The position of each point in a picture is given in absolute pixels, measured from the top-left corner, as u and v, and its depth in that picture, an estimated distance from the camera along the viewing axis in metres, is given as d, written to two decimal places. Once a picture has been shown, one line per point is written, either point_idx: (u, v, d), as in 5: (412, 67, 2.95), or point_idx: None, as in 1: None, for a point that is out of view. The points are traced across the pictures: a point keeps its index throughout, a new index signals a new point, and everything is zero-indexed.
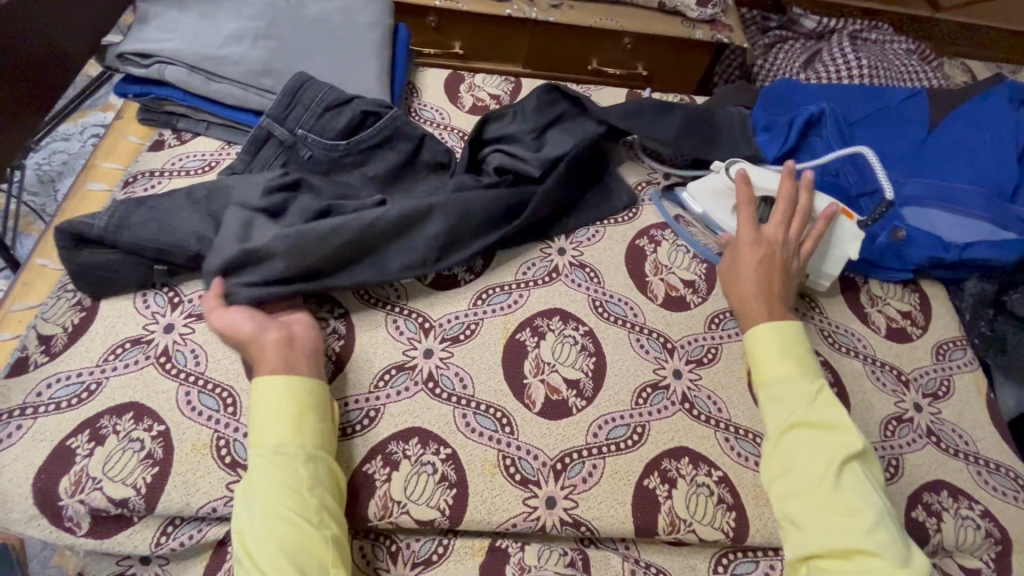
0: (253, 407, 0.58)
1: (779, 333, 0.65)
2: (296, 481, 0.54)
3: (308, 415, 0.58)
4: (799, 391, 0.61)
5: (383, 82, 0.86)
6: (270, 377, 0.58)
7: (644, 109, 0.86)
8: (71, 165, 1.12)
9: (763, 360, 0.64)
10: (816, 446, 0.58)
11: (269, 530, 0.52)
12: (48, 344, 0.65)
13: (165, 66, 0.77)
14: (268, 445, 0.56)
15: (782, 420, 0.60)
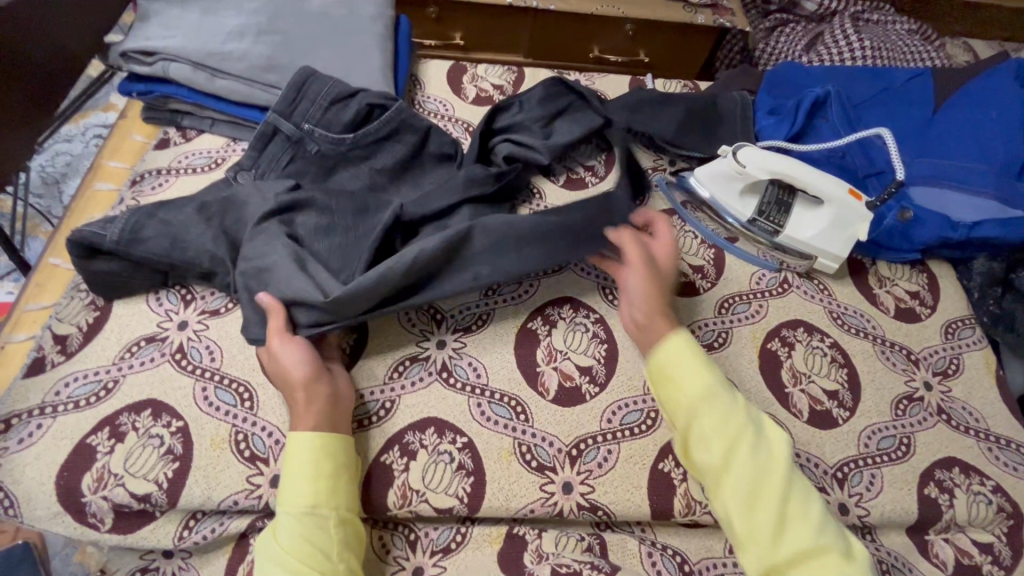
0: (283, 465, 0.57)
1: (687, 343, 0.62)
2: (325, 544, 0.54)
3: (341, 476, 0.58)
4: (728, 404, 0.58)
5: (387, 74, 0.85)
6: (301, 432, 0.58)
7: (649, 96, 0.86)
8: (74, 166, 1.12)
9: (684, 376, 0.60)
10: (758, 456, 0.56)
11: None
12: (64, 344, 0.66)
13: (169, 64, 0.77)
14: (297, 506, 0.55)
15: (722, 442, 0.57)
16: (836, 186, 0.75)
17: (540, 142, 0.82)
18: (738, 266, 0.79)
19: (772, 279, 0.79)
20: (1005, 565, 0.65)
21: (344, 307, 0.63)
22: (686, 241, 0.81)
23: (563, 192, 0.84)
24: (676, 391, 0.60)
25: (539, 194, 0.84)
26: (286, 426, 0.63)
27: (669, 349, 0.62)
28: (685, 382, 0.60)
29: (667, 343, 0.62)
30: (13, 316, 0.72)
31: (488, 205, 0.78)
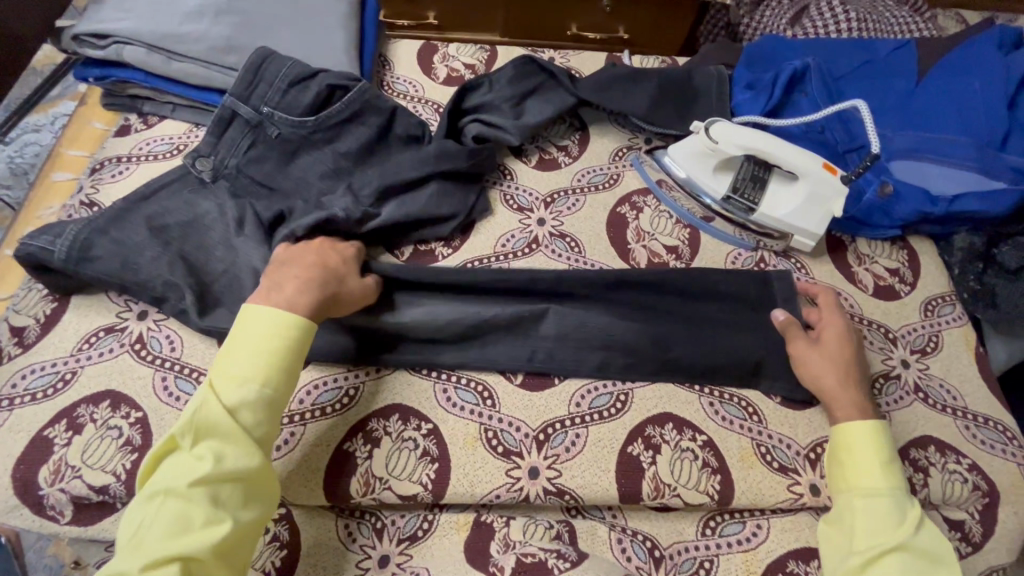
0: (232, 337, 0.56)
1: (876, 437, 0.59)
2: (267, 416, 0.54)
3: (290, 357, 0.57)
4: (898, 510, 0.55)
5: (351, 54, 0.83)
6: (262, 312, 0.57)
7: (622, 73, 0.84)
8: (42, 156, 1.09)
9: (857, 465, 0.58)
10: (880, 533, 0.54)
11: (213, 454, 0.50)
12: (21, 336, 0.65)
13: (124, 47, 0.75)
14: (238, 375, 0.53)
15: (878, 532, 0.54)
16: (809, 160, 0.73)
17: (507, 122, 0.80)
18: (713, 247, 0.78)
19: (748, 258, 0.77)
20: (974, 541, 0.64)
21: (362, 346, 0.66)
22: (661, 221, 0.79)
23: (535, 173, 0.82)
24: (845, 470, 0.59)
25: (510, 176, 0.82)
26: None
27: (849, 431, 0.60)
28: (861, 469, 0.58)
29: (846, 425, 0.61)
30: None
31: (458, 183, 0.77)
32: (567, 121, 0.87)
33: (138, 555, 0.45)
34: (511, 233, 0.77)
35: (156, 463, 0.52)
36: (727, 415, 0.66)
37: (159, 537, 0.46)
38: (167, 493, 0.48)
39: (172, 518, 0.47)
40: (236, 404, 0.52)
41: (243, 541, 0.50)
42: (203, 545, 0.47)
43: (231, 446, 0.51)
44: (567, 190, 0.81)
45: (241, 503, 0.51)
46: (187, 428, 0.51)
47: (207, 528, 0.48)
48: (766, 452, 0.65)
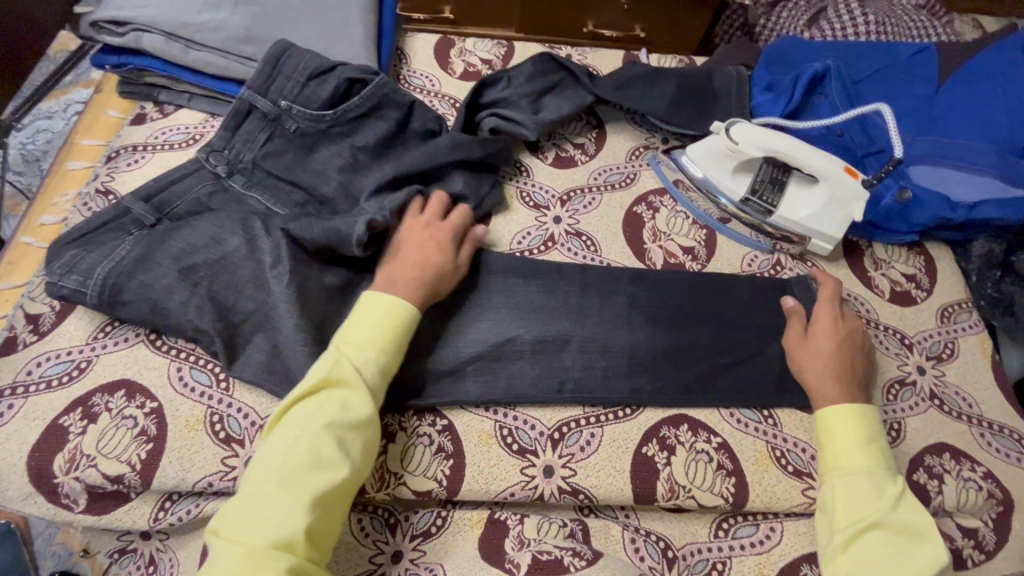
0: (357, 305, 0.60)
1: (855, 419, 0.60)
2: (379, 387, 0.57)
3: (398, 335, 0.59)
4: (876, 488, 0.56)
5: (369, 46, 0.82)
6: (382, 292, 0.61)
7: (641, 71, 0.83)
8: (55, 144, 1.09)
9: (841, 445, 0.60)
10: (861, 510, 0.56)
11: (340, 406, 0.53)
12: (36, 323, 0.64)
13: (141, 35, 0.74)
14: (361, 344, 0.57)
15: (856, 511, 0.56)
16: (827, 162, 0.72)
17: (522, 118, 0.79)
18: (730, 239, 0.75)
19: (765, 261, 0.77)
20: (987, 549, 0.64)
21: None
22: (677, 221, 0.79)
23: (551, 170, 0.82)
24: (832, 451, 0.60)
25: (526, 172, 0.82)
26: (263, 408, 0.62)
27: (827, 417, 0.61)
28: (842, 451, 0.59)
29: (824, 412, 0.62)
30: None
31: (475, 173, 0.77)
32: (583, 119, 0.87)
33: (281, 488, 0.49)
34: (526, 230, 0.77)
35: (287, 410, 0.54)
36: (742, 418, 0.66)
37: (295, 472, 0.50)
38: (306, 433, 0.52)
39: (301, 457, 0.51)
40: (363, 365, 0.56)
41: (352, 489, 0.54)
42: (326, 488, 0.50)
43: (356, 400, 0.54)
44: (583, 189, 0.81)
45: (360, 452, 0.54)
46: (322, 378, 0.54)
47: (327, 472, 0.51)
48: (780, 455, 0.65)
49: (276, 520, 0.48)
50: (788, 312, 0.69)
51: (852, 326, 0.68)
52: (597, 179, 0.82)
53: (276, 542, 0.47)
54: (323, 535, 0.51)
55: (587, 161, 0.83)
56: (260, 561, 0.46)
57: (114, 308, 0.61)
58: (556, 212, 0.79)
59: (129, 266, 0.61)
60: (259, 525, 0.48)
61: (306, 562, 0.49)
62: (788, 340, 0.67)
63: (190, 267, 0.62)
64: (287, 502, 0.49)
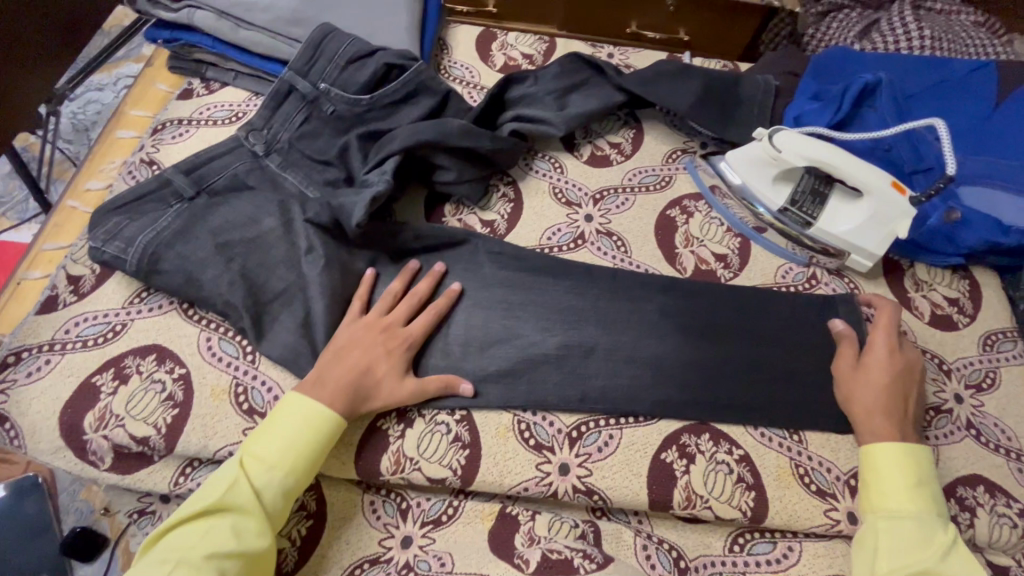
0: (277, 413, 0.57)
1: (903, 459, 0.59)
2: (276, 514, 0.55)
3: (315, 457, 0.57)
4: (925, 534, 0.55)
5: (413, 33, 0.82)
6: (303, 396, 0.57)
7: (683, 73, 0.82)
8: (103, 115, 1.12)
9: (890, 485, 0.58)
10: (909, 555, 0.54)
11: (232, 534, 0.51)
12: (77, 285, 0.66)
13: (195, 11, 0.76)
14: (270, 465, 0.55)
15: (903, 556, 0.54)
16: (877, 176, 0.70)
17: (556, 115, 0.79)
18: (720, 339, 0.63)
19: (799, 274, 0.75)
20: None
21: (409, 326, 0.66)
22: (711, 228, 0.78)
23: (585, 168, 0.81)
24: (879, 491, 0.58)
25: (560, 169, 0.81)
26: (286, 383, 0.63)
27: (876, 453, 0.60)
28: (889, 492, 0.58)
29: (873, 448, 0.60)
30: (30, 255, 0.73)
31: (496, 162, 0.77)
32: (621, 118, 0.86)
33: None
34: (557, 226, 0.76)
35: (173, 528, 0.52)
36: (767, 432, 0.65)
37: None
38: (181, 559, 0.49)
39: None
40: (264, 486, 0.54)
41: None
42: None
43: (250, 525, 0.52)
44: (617, 188, 0.80)
45: None
46: (219, 500, 0.52)
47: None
48: (803, 474, 0.63)
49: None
50: (838, 336, 0.68)
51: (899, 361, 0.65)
52: (631, 180, 0.81)
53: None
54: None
55: (623, 161, 0.82)
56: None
57: (151, 276, 0.63)
58: (587, 210, 0.78)
59: (169, 236, 0.63)
60: None
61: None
62: (838, 377, 0.66)
63: (227, 241, 0.64)
64: None
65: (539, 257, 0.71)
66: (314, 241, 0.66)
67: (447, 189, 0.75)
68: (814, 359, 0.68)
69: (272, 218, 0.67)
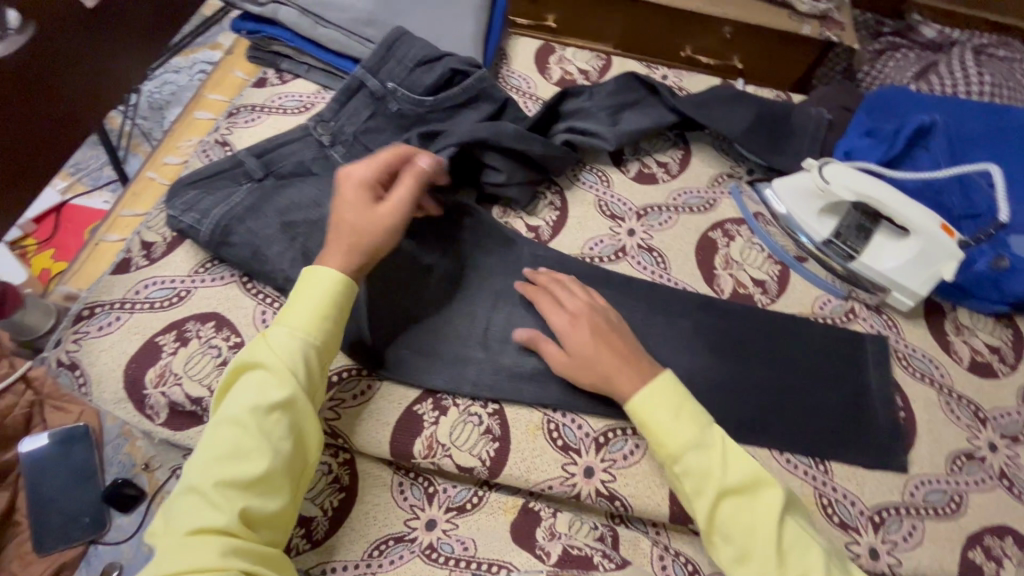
0: (298, 285, 0.59)
1: (661, 399, 0.58)
2: (308, 368, 0.56)
3: (331, 315, 0.58)
4: (709, 463, 0.56)
5: (477, 41, 0.86)
6: (318, 268, 0.59)
7: (735, 101, 0.84)
8: (178, 96, 1.19)
9: (659, 430, 0.57)
10: (709, 490, 0.55)
11: (261, 389, 0.54)
12: (149, 250, 0.71)
13: (279, 7, 0.82)
14: (290, 328, 0.57)
15: (701, 487, 0.55)
16: (926, 217, 0.70)
17: (608, 130, 0.82)
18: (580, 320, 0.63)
19: (838, 306, 0.76)
20: None
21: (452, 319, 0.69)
22: (751, 253, 0.79)
23: (631, 184, 0.84)
24: (657, 441, 0.57)
25: (607, 182, 0.83)
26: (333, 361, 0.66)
27: (638, 408, 0.58)
28: (666, 438, 0.57)
29: (635, 402, 0.58)
30: (110, 219, 0.78)
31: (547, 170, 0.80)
32: (670, 138, 0.88)
33: (206, 474, 0.51)
34: (599, 238, 0.78)
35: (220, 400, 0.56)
36: (793, 460, 0.65)
37: (220, 461, 0.51)
38: (232, 422, 0.53)
39: (225, 445, 0.51)
40: (285, 345, 0.56)
41: (286, 475, 0.53)
42: (248, 476, 0.50)
43: (279, 380, 0.54)
44: (660, 206, 0.82)
45: (284, 434, 0.53)
46: (249, 364, 0.55)
47: (248, 460, 0.51)
48: (827, 505, 0.63)
49: (207, 506, 0.49)
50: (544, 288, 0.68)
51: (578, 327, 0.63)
52: (676, 199, 0.83)
53: (201, 527, 0.48)
54: (264, 520, 0.51)
55: (669, 180, 0.84)
56: (187, 544, 0.47)
57: (219, 248, 0.67)
58: (630, 225, 0.80)
59: (239, 213, 0.67)
60: (186, 511, 0.49)
61: (241, 543, 0.49)
62: (551, 364, 0.64)
63: (291, 223, 0.68)
64: (206, 490, 0.50)
65: (581, 265, 0.74)
66: None
67: (498, 192, 0.77)
68: (844, 393, 0.69)
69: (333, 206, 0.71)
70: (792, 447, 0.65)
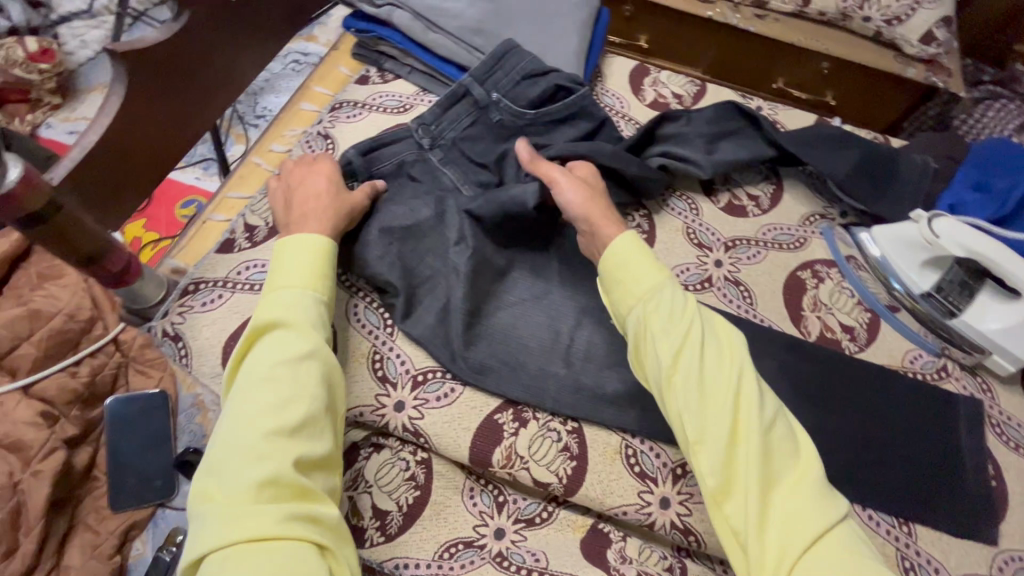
0: (284, 251, 0.62)
1: (637, 252, 0.63)
2: (318, 321, 0.58)
3: (326, 271, 0.62)
4: (673, 308, 0.59)
5: (579, 59, 0.87)
6: (297, 235, 0.62)
7: (835, 141, 0.82)
8: (272, 84, 1.22)
9: (635, 277, 0.62)
10: (671, 330, 0.57)
11: (284, 344, 0.55)
12: (252, 233, 0.74)
13: (394, 10, 0.84)
14: (293, 286, 0.59)
15: (672, 330, 0.57)
16: None
17: (704, 158, 0.81)
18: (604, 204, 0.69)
19: (930, 363, 0.73)
20: None
21: (537, 333, 0.69)
22: (841, 297, 0.77)
23: (721, 215, 0.83)
24: (631, 287, 0.61)
25: (696, 210, 0.83)
26: (420, 360, 0.68)
27: (614, 252, 0.64)
28: (638, 283, 0.61)
29: (613, 248, 0.64)
30: (216, 200, 0.82)
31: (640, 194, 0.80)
32: (762, 171, 0.87)
33: (251, 429, 0.49)
34: (686, 265, 0.78)
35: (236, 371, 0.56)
36: (876, 517, 0.63)
37: (253, 421, 0.50)
38: (256, 382, 0.52)
39: (264, 399, 0.51)
40: (294, 301, 0.58)
41: (327, 421, 0.54)
42: (294, 421, 0.50)
43: (298, 333, 0.56)
44: (749, 239, 0.81)
45: (318, 382, 0.54)
46: (265, 325, 0.56)
47: (292, 407, 0.51)
48: (909, 568, 0.61)
49: (255, 463, 0.48)
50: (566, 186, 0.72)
51: (589, 176, 0.72)
52: (766, 233, 0.82)
53: (263, 475, 0.47)
54: (317, 463, 0.52)
55: (760, 214, 0.83)
56: (253, 492, 0.46)
57: None
58: (717, 256, 0.79)
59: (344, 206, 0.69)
60: (238, 467, 0.47)
61: (298, 490, 0.48)
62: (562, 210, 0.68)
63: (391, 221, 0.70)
64: (255, 443, 0.48)
65: None
66: (466, 236, 0.71)
67: None
68: (932, 453, 0.67)
69: (432, 209, 0.72)
70: (874, 503, 0.63)
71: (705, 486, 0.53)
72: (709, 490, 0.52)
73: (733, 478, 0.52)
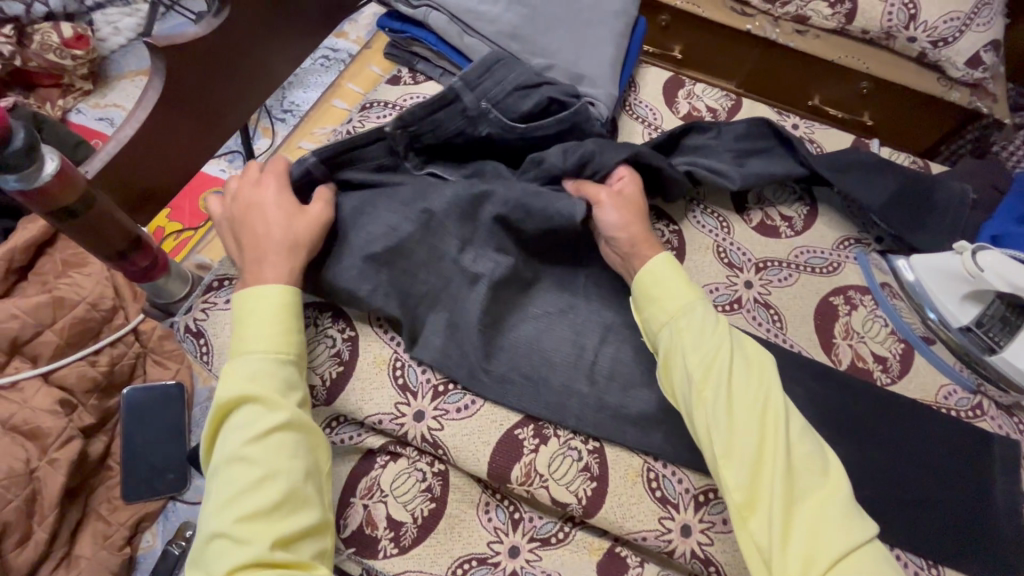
0: (245, 307, 0.57)
1: (673, 266, 0.63)
2: (288, 380, 0.55)
3: (293, 322, 0.57)
4: (705, 321, 0.58)
5: (615, 68, 0.85)
6: (260, 286, 0.58)
7: (875, 164, 0.80)
8: (301, 78, 1.22)
9: (668, 289, 0.61)
10: (704, 343, 0.56)
11: (251, 422, 0.51)
12: None
13: (431, 12, 0.83)
14: (258, 349, 0.55)
15: (705, 345, 0.56)
16: None
17: (738, 176, 0.79)
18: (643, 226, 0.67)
19: (963, 399, 0.71)
20: None
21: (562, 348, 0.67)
22: (874, 325, 0.75)
23: (752, 234, 0.81)
24: (664, 299, 0.60)
25: (727, 228, 0.81)
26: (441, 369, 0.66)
27: (648, 266, 0.62)
28: (671, 295, 0.60)
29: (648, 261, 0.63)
30: None
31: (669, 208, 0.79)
32: (795, 191, 0.85)
33: (226, 517, 0.48)
34: (716, 285, 0.76)
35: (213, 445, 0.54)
36: (903, 557, 0.61)
37: (233, 499, 0.48)
38: (229, 464, 0.50)
39: (232, 489, 0.49)
40: (256, 368, 0.54)
41: (307, 487, 0.51)
42: (267, 501, 0.48)
43: (265, 403, 0.52)
44: (780, 261, 0.79)
45: (290, 454, 0.51)
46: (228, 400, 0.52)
47: (262, 488, 0.49)
48: None
49: (236, 548, 0.47)
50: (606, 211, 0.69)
51: (630, 191, 0.69)
52: (798, 256, 0.80)
53: (242, 566, 0.46)
54: (303, 532, 0.50)
55: (792, 235, 0.81)
56: None
57: None
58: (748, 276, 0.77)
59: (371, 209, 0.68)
60: (219, 557, 0.47)
61: (283, 566, 0.47)
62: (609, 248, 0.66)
63: None
64: (232, 532, 0.47)
65: None
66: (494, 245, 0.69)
67: None
68: (964, 494, 0.65)
69: None
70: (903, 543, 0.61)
71: (730, 499, 0.51)
72: (735, 504, 0.51)
73: (759, 495, 0.51)
